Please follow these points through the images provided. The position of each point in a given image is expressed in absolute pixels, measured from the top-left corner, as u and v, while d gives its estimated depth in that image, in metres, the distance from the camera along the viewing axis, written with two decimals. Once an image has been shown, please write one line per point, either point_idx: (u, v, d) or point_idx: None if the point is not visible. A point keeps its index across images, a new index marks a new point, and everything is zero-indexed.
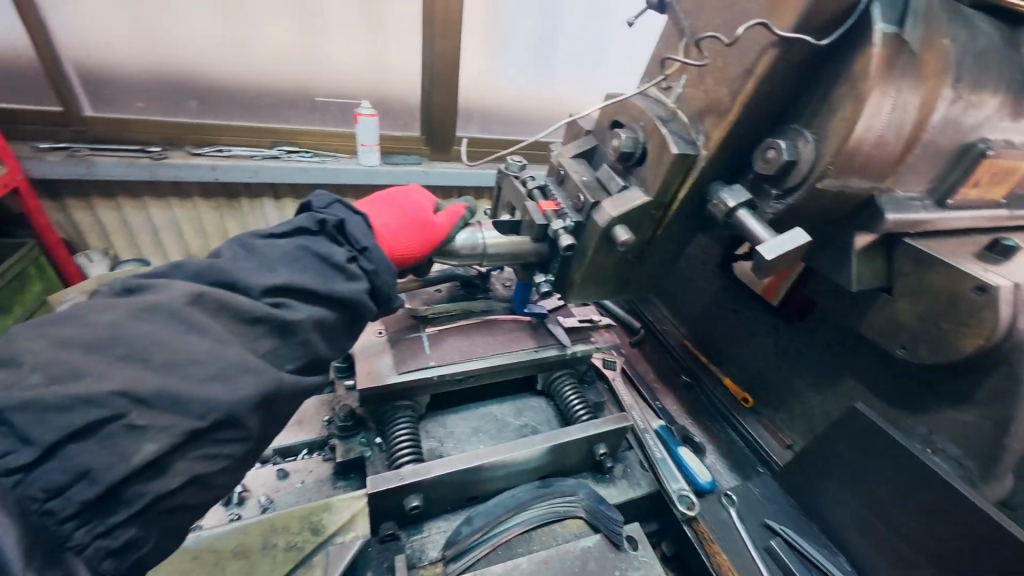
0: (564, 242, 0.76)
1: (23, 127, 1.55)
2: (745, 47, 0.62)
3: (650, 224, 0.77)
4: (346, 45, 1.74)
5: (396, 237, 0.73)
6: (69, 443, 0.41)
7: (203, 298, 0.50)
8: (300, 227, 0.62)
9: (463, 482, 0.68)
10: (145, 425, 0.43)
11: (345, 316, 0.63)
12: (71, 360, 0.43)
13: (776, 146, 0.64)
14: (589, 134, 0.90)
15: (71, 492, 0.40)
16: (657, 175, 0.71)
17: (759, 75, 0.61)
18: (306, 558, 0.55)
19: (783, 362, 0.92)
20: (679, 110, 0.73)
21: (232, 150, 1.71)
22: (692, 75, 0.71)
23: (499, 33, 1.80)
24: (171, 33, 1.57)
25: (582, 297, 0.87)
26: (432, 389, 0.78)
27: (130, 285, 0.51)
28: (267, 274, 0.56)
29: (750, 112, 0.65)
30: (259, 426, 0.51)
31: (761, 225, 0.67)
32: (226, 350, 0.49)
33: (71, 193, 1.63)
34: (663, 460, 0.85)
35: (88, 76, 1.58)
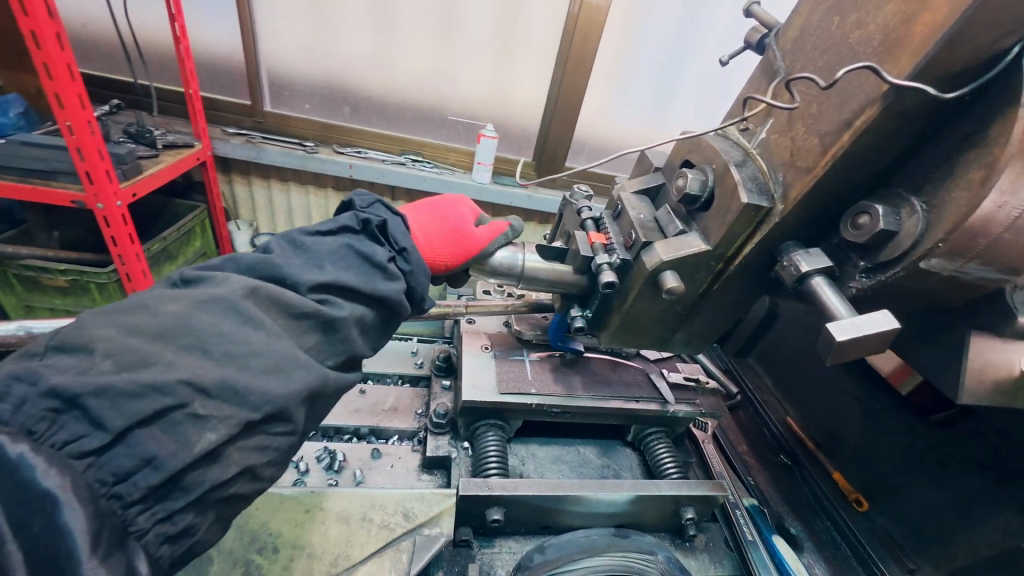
0: (606, 280, 0.71)
1: (218, 113, 1.89)
2: (844, 93, 0.53)
3: (705, 274, 0.69)
4: (483, 75, 1.90)
5: (431, 244, 0.73)
6: (137, 429, 0.41)
7: (258, 292, 0.51)
8: (344, 226, 0.63)
9: (544, 508, 0.67)
10: (208, 415, 0.43)
11: (381, 315, 0.63)
12: (143, 347, 0.43)
13: (872, 211, 0.54)
14: (658, 172, 0.85)
15: (137, 477, 0.40)
16: (722, 225, 0.64)
17: (855, 129, 0.52)
18: (395, 540, 0.58)
19: (918, 470, 0.80)
20: (759, 156, 0.65)
21: (369, 153, 1.92)
22: (779, 119, 0.63)
23: (624, 73, 1.85)
24: (344, 51, 1.84)
25: (615, 340, 0.80)
26: (527, 414, 0.79)
27: (187, 276, 0.51)
28: (314, 271, 0.56)
29: (848, 170, 0.55)
30: (305, 421, 0.51)
31: (840, 300, 0.55)
32: (278, 343, 0.49)
33: (239, 171, 1.96)
34: (754, 544, 0.76)
35: (274, 80, 1.89)
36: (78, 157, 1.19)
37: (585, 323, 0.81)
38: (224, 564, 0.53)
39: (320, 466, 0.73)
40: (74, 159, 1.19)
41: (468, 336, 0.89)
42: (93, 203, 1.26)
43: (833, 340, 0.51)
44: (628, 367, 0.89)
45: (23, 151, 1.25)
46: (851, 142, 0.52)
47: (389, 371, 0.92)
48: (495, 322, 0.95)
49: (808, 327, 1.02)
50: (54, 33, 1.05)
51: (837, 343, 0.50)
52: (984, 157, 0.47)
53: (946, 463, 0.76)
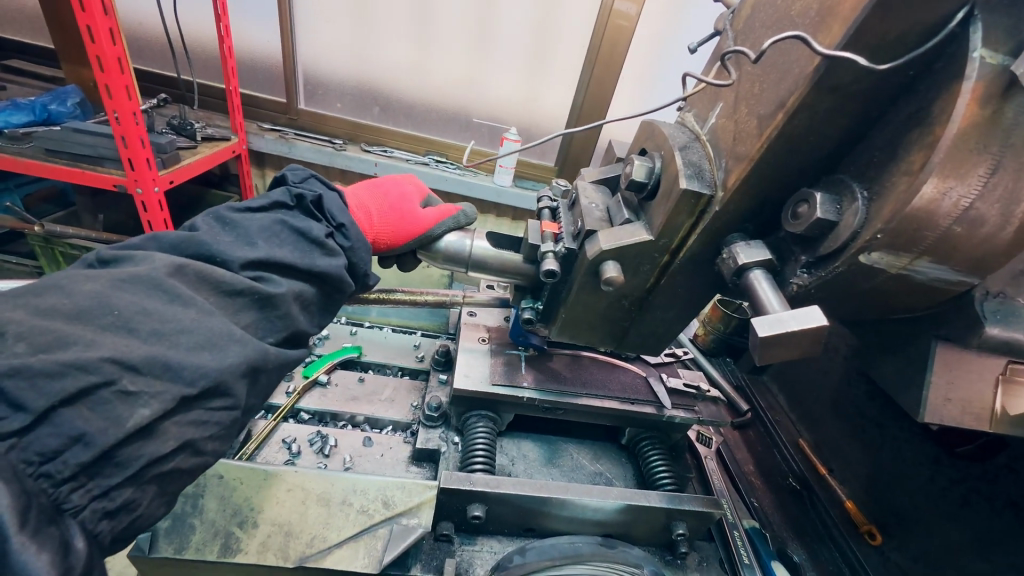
0: (546, 267, 0.70)
1: (258, 110, 1.98)
2: (784, 68, 0.50)
3: (650, 267, 0.67)
4: (509, 79, 1.91)
5: (371, 221, 0.73)
6: (61, 409, 0.41)
7: (184, 270, 0.51)
8: (277, 202, 0.64)
9: (529, 509, 0.66)
10: (138, 391, 0.44)
11: (323, 291, 0.64)
12: (56, 328, 0.44)
13: (810, 200, 0.50)
14: (619, 163, 0.83)
15: (66, 456, 0.41)
16: (663, 213, 0.61)
17: (788, 108, 0.48)
18: (371, 527, 0.58)
19: (941, 507, 0.74)
20: (707, 141, 0.62)
21: (394, 152, 1.96)
22: (727, 103, 0.60)
23: (652, 79, 1.82)
24: (375, 54, 1.90)
25: (567, 336, 0.78)
26: (518, 408, 0.78)
27: (106, 257, 0.52)
28: (246, 248, 0.57)
29: (791, 152, 0.52)
30: (247, 396, 0.52)
31: (775, 294, 0.52)
32: (209, 321, 0.49)
33: (272, 166, 2.04)
34: (750, 569, 0.72)
35: (309, 79, 1.96)
36: (122, 143, 1.27)
37: (534, 315, 0.80)
38: (205, 534, 0.55)
39: (313, 449, 0.74)
40: (118, 146, 1.27)
41: (466, 328, 0.89)
42: (133, 187, 1.34)
43: (756, 336, 0.48)
44: (628, 370, 0.87)
45: (75, 137, 1.32)
46: (783, 122, 0.49)
47: (390, 362, 0.93)
48: (496, 316, 0.95)
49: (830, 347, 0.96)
50: (108, 28, 1.13)
51: (759, 338, 0.48)
52: (926, 138, 0.43)
53: (969, 500, 0.71)
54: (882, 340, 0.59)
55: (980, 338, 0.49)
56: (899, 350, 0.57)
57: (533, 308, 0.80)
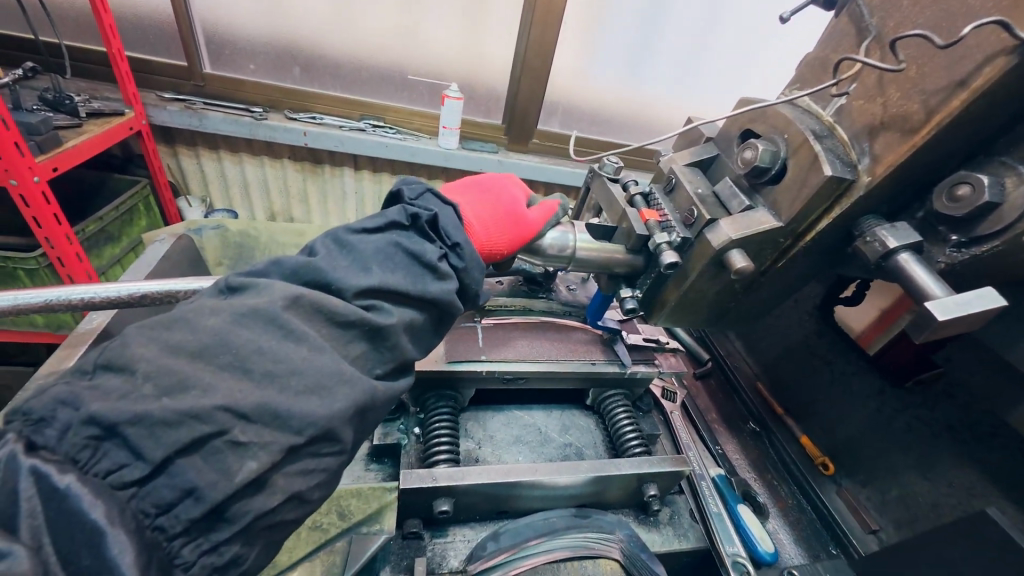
0: (668, 259, 0.65)
1: (157, 77, 1.70)
2: (959, 52, 0.49)
3: (770, 252, 0.65)
4: (448, 31, 1.75)
5: (487, 231, 0.68)
6: (177, 459, 0.39)
7: (301, 301, 0.47)
8: (392, 222, 0.58)
9: (495, 495, 0.63)
10: (249, 442, 0.41)
11: (432, 317, 0.58)
12: (181, 368, 0.41)
13: (974, 181, 0.51)
14: (709, 143, 0.79)
15: (179, 509, 0.38)
16: (798, 200, 0.60)
17: (975, 90, 0.47)
18: (327, 542, 0.53)
19: (883, 433, 0.78)
20: (837, 125, 0.62)
21: (324, 119, 1.77)
22: (866, 84, 0.59)
23: (600, 30, 1.72)
24: (294, 6, 1.66)
25: (669, 322, 0.77)
26: (479, 383, 0.74)
27: (233, 284, 0.49)
28: (360, 275, 0.51)
29: (956, 135, 0.51)
30: (354, 438, 0.48)
31: (929, 274, 0.52)
32: (319, 358, 0.45)
33: (184, 141, 1.80)
34: (718, 515, 0.74)
35: (212, 36, 1.70)
36: None
37: (636, 304, 0.76)
38: None
39: None
40: None
41: None
42: (5, 178, 1.12)
43: (932, 318, 0.47)
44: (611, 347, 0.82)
45: None
46: (968, 105, 0.47)
47: None
48: None
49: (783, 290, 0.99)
50: None
51: (936, 322, 0.47)
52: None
53: (913, 425, 0.74)
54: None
55: None
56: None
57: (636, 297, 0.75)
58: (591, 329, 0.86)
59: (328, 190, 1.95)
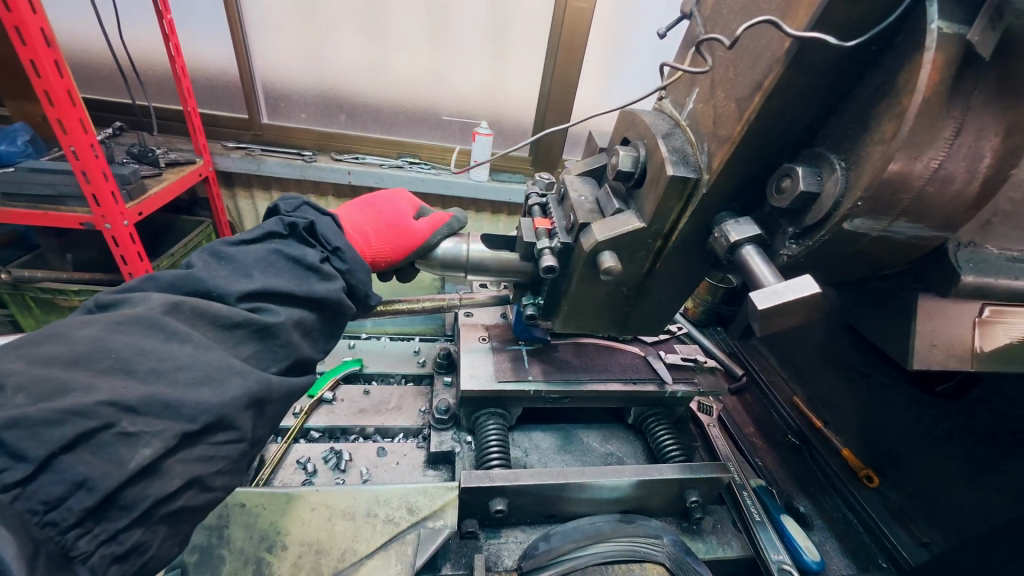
0: (545, 263, 0.71)
1: (222, 129, 1.92)
2: (757, 54, 0.53)
3: (645, 253, 0.70)
4: (475, 74, 1.91)
5: (368, 242, 0.74)
6: (62, 455, 0.40)
7: (180, 307, 0.52)
8: (270, 232, 0.65)
9: (546, 496, 0.68)
10: (139, 432, 0.43)
11: (323, 316, 0.64)
12: (56, 376, 0.43)
13: (793, 173, 0.53)
14: (602, 153, 0.84)
15: (70, 502, 0.39)
16: (653, 201, 0.64)
17: (765, 90, 0.51)
18: (401, 533, 0.59)
19: (924, 443, 0.79)
20: (687, 127, 0.65)
21: (366, 158, 1.94)
22: (704, 88, 0.63)
23: (616, 62, 1.85)
24: (336, 60, 1.86)
25: (571, 327, 0.81)
26: (526, 402, 0.80)
27: (103, 302, 0.52)
28: (242, 280, 0.57)
29: (762, 135, 0.54)
30: (252, 427, 0.52)
31: (767, 266, 0.55)
32: (206, 354, 0.50)
33: (241, 185, 2.00)
34: (763, 525, 0.76)
35: (269, 92, 1.91)
36: (85, 179, 1.22)
37: (536, 310, 0.82)
38: (236, 562, 0.56)
39: (327, 466, 0.74)
40: (80, 182, 1.22)
41: (466, 329, 0.90)
42: (101, 223, 1.30)
43: (756, 309, 0.50)
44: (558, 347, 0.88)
45: (32, 177, 1.29)
46: (765, 101, 0.51)
47: (393, 371, 0.95)
48: (492, 314, 0.97)
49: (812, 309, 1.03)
50: (53, 61, 1.07)
51: (759, 310, 0.49)
52: (894, 108, 0.45)
53: (953, 433, 0.75)
54: (871, 295, 0.62)
55: (958, 287, 0.51)
56: (891, 305, 0.59)
57: (535, 304, 0.82)
58: (512, 339, 0.88)
59: None
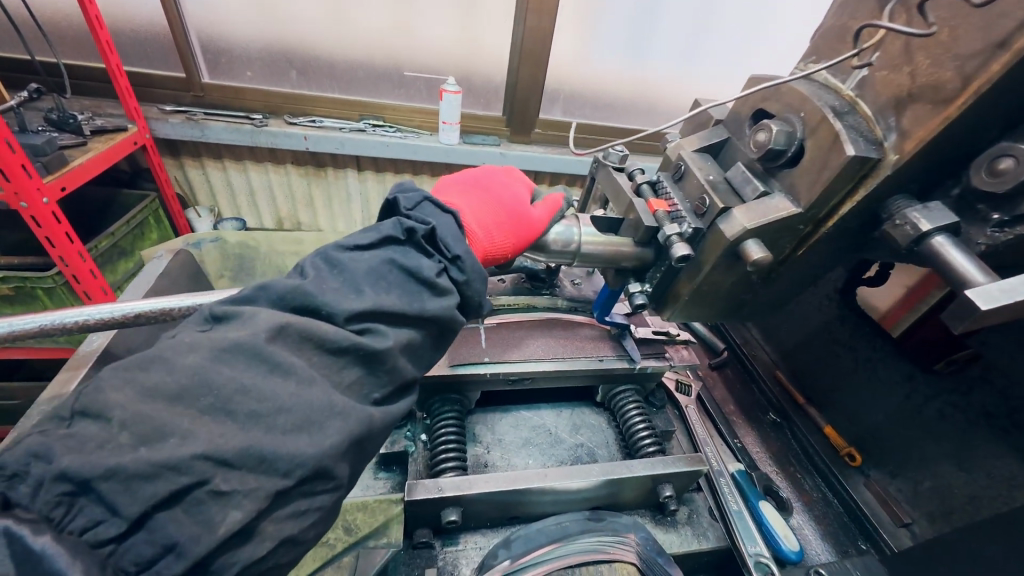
0: (679, 252, 0.63)
1: (156, 90, 1.71)
2: (995, 11, 0.45)
3: (789, 239, 0.62)
4: (441, 23, 1.71)
5: (491, 237, 0.68)
6: (156, 513, 0.38)
7: (286, 331, 0.45)
8: (388, 236, 0.56)
9: (506, 501, 0.62)
10: (232, 490, 0.39)
11: (431, 334, 0.57)
12: (158, 415, 0.39)
13: (1016, 153, 0.48)
14: (720, 125, 0.75)
15: (159, 566, 0.38)
16: (816, 184, 0.57)
17: (1016, 51, 0.43)
18: (336, 557, 0.53)
19: (914, 423, 0.73)
20: (858, 99, 0.58)
21: (323, 121, 1.76)
22: (890, 53, 0.55)
23: (599, 9, 1.65)
24: (283, 10, 1.65)
25: (684, 316, 0.74)
26: (484, 385, 0.73)
27: (218, 313, 0.46)
28: (353, 297, 0.50)
29: (983, 111, 0.47)
30: (349, 471, 0.48)
31: (970, 259, 0.49)
32: (308, 393, 0.44)
33: (188, 153, 1.81)
34: (739, 513, 0.71)
35: (207, 44, 1.69)
36: None
37: (645, 299, 0.74)
38: None
39: None
40: None
41: None
42: (16, 201, 1.14)
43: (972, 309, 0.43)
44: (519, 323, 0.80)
45: None
46: (1010, 68, 0.43)
47: None
48: None
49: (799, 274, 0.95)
50: None
51: (980, 312, 0.42)
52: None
53: (946, 412, 0.69)
54: None
55: None
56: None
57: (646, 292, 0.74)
58: (597, 324, 0.83)
59: (333, 196, 1.98)
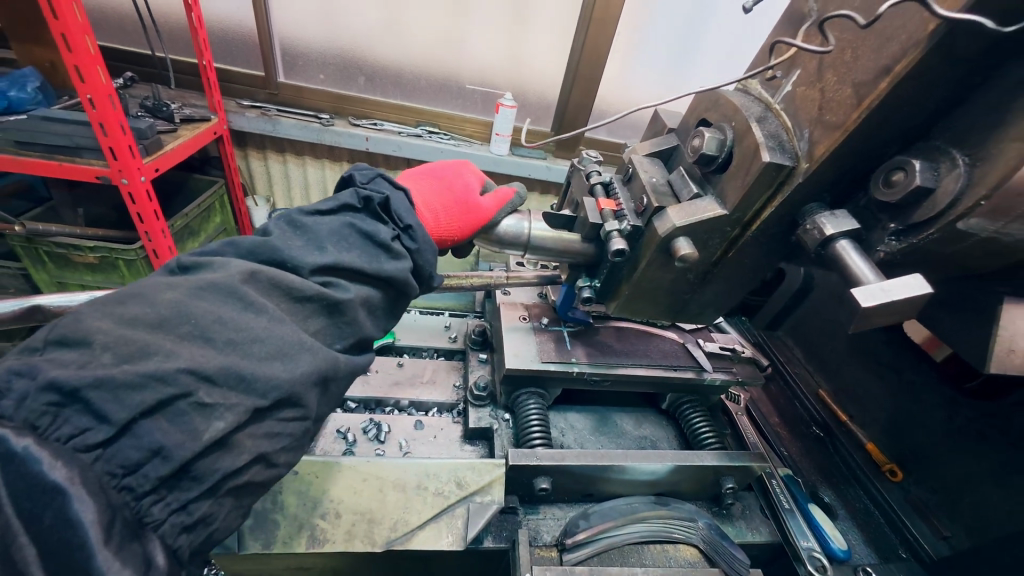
0: (615, 247, 0.67)
1: (236, 86, 1.84)
2: (887, 33, 0.48)
3: (720, 241, 0.66)
4: (503, 43, 1.83)
5: (437, 219, 0.70)
6: (142, 421, 0.40)
7: (257, 276, 0.50)
8: (345, 204, 0.61)
9: (589, 476, 0.69)
10: (214, 403, 0.42)
11: (388, 295, 0.61)
12: (139, 338, 0.42)
13: (908, 167, 0.50)
14: (672, 133, 0.80)
15: (146, 469, 0.39)
16: (741, 186, 0.60)
17: (897, 74, 0.46)
18: (449, 508, 0.60)
19: (953, 443, 0.80)
20: (782, 111, 0.61)
21: (384, 125, 1.87)
22: (807, 70, 0.58)
23: (645, 33, 1.75)
24: (359, 21, 1.78)
25: (626, 313, 0.78)
26: (566, 383, 0.80)
27: (185, 264, 0.50)
28: (316, 253, 0.55)
29: (879, 125, 0.50)
30: (317, 405, 0.51)
31: (866, 263, 0.52)
32: (281, 328, 0.48)
33: (254, 146, 1.94)
34: (791, 512, 0.77)
35: (286, 48, 1.83)
36: (102, 131, 1.16)
37: (592, 293, 0.79)
38: (289, 527, 0.56)
39: (367, 437, 0.75)
40: (97, 135, 1.17)
41: (506, 308, 0.89)
42: (118, 178, 1.24)
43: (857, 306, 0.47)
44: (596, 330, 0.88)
45: (46, 126, 1.23)
46: (893, 88, 0.47)
47: (424, 345, 0.95)
48: (530, 294, 0.95)
49: (844, 300, 1.02)
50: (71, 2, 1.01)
51: (863, 309, 0.46)
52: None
53: (985, 433, 0.76)
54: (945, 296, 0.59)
55: None
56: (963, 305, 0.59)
57: (592, 287, 0.79)
58: (560, 320, 0.87)
59: None
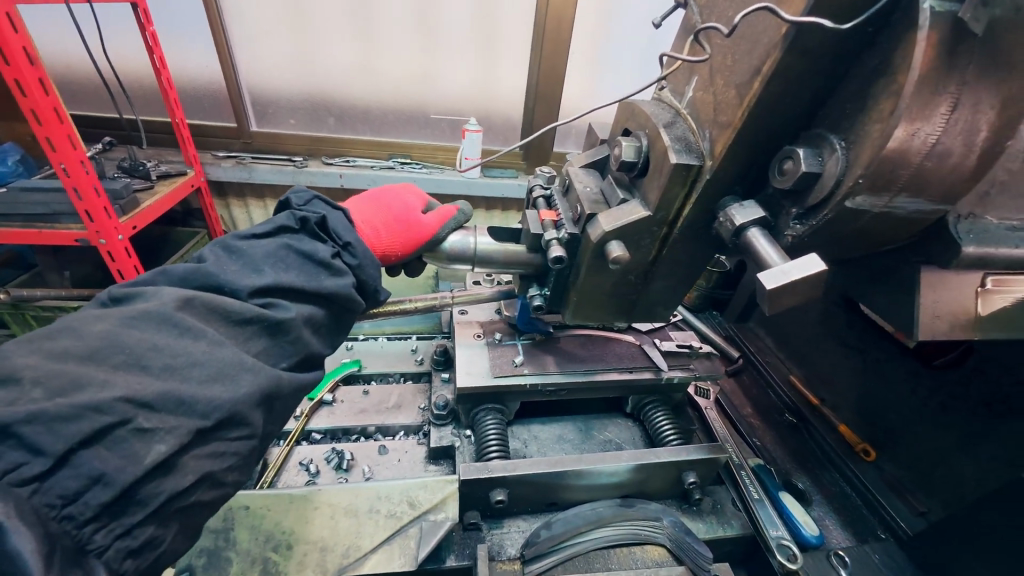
0: (553, 254, 0.70)
1: (212, 139, 1.91)
2: (753, 38, 0.52)
3: (651, 240, 0.69)
4: (463, 72, 1.91)
5: (379, 237, 0.73)
6: (81, 449, 0.41)
7: (192, 302, 0.51)
8: (281, 226, 0.63)
9: (546, 485, 0.69)
10: (154, 428, 0.44)
11: (332, 312, 0.64)
12: (72, 369, 0.43)
13: (794, 155, 0.52)
14: (604, 144, 0.84)
15: (88, 497, 0.40)
16: (657, 188, 0.63)
17: (765, 74, 0.50)
18: (403, 528, 0.61)
19: (923, 421, 0.79)
20: (688, 115, 0.64)
21: (357, 161, 1.93)
22: (703, 76, 0.61)
23: (599, 50, 1.83)
24: (323, 66, 1.86)
25: (581, 318, 0.80)
26: (523, 395, 0.82)
27: (117, 295, 0.52)
28: (255, 275, 0.57)
29: (767, 114, 0.53)
30: (263, 423, 0.53)
31: (774, 249, 0.54)
32: (221, 351, 0.50)
33: (234, 194, 2.00)
34: (761, 502, 0.76)
35: (257, 98, 1.90)
36: (77, 196, 1.21)
37: (543, 301, 0.81)
38: (242, 563, 0.57)
39: (330, 468, 0.77)
40: (73, 199, 1.21)
41: (461, 325, 0.91)
42: (96, 239, 1.28)
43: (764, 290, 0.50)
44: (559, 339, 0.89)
45: (25, 197, 1.28)
46: (768, 81, 0.50)
47: (390, 370, 0.96)
48: (488, 311, 0.97)
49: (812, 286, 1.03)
50: (37, 78, 1.07)
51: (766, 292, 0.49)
52: (892, 85, 0.44)
53: (947, 404, 0.76)
54: (873, 271, 0.60)
55: (958, 257, 0.50)
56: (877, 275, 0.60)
57: (542, 295, 0.81)
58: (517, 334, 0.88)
59: None
